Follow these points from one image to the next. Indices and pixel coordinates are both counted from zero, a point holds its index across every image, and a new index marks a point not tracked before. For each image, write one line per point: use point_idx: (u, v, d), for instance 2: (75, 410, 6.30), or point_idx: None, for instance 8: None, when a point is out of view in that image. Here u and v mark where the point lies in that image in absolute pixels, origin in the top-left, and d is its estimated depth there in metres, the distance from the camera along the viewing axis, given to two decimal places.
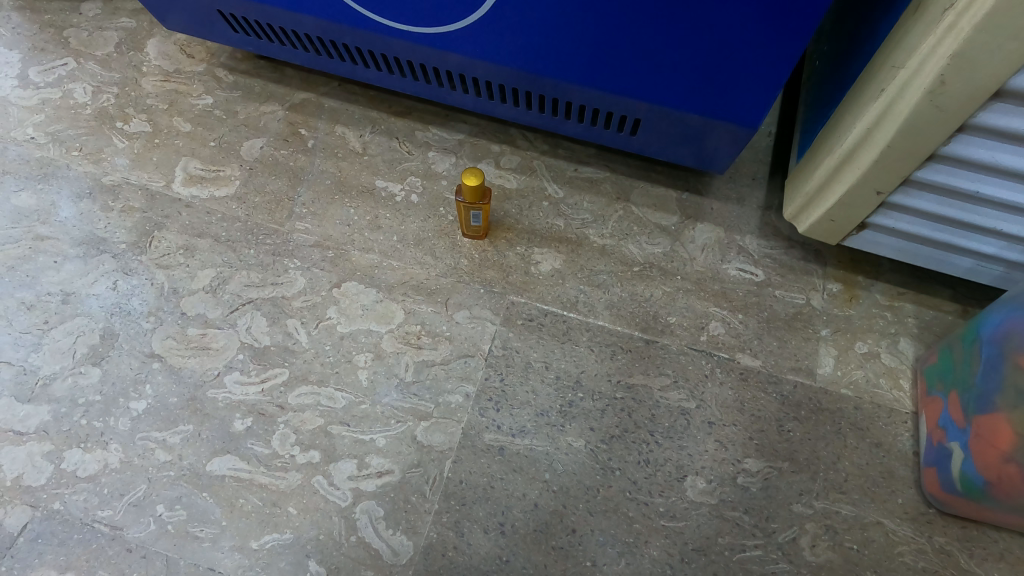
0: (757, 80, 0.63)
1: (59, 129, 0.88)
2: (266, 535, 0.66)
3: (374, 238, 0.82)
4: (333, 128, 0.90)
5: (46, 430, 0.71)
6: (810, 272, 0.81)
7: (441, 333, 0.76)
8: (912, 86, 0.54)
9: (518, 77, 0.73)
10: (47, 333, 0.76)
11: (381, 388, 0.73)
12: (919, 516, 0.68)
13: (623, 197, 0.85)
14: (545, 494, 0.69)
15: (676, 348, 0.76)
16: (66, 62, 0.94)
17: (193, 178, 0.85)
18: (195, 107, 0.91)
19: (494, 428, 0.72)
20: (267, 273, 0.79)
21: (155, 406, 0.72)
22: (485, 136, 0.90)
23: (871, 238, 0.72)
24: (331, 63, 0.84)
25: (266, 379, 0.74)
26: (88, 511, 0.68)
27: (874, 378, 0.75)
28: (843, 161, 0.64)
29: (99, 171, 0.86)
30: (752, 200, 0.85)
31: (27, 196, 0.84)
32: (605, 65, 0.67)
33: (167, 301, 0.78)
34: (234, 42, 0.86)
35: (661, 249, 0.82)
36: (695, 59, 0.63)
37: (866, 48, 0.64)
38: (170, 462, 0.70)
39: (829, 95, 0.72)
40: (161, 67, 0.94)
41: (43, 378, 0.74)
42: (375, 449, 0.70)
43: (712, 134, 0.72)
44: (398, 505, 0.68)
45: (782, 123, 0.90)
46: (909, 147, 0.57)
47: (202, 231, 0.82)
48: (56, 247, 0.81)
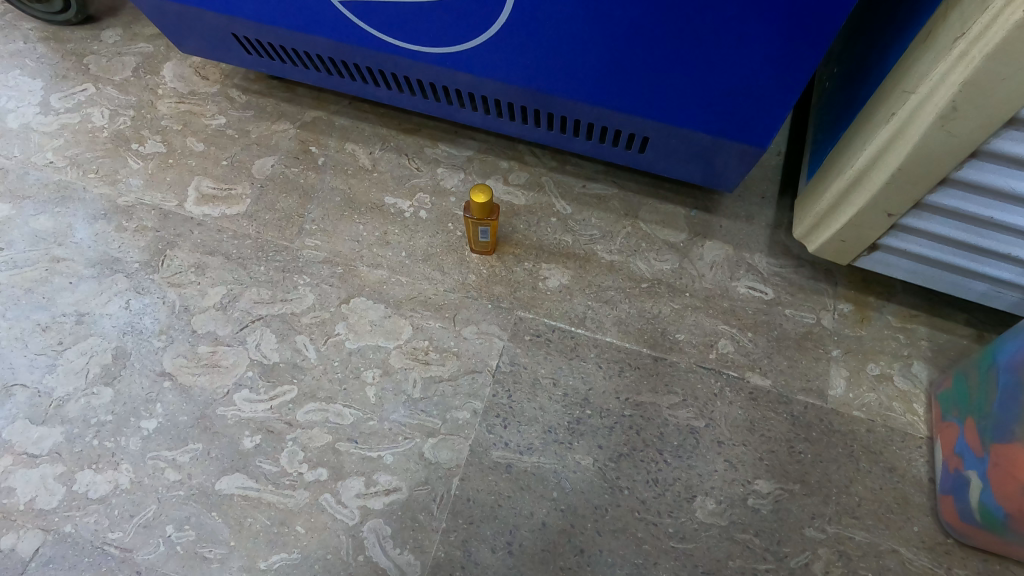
0: (767, 100, 0.63)
1: (77, 152, 0.90)
2: (274, 554, 0.66)
3: (383, 253, 0.82)
4: (343, 146, 0.90)
5: (59, 452, 0.72)
6: (821, 291, 0.80)
7: (449, 349, 0.76)
8: (924, 111, 0.54)
9: (527, 98, 0.74)
10: (61, 354, 0.77)
11: (388, 404, 0.73)
12: (936, 545, 0.67)
13: (631, 213, 0.85)
14: (553, 513, 0.68)
15: (685, 366, 0.76)
16: (85, 87, 0.95)
17: (205, 198, 0.86)
18: (208, 128, 0.92)
19: (502, 445, 0.71)
20: (277, 290, 0.80)
21: (165, 425, 0.73)
22: (494, 153, 0.90)
23: (882, 259, 0.71)
24: (342, 82, 0.85)
25: (275, 396, 0.74)
26: (99, 533, 0.68)
27: (887, 401, 0.74)
28: (854, 182, 0.64)
29: (115, 193, 0.87)
30: (762, 219, 0.85)
31: (44, 218, 0.85)
32: (614, 87, 0.67)
33: (178, 319, 0.79)
34: (247, 64, 0.88)
35: (669, 267, 0.82)
36: (705, 81, 0.63)
37: (876, 71, 0.64)
38: (180, 482, 0.70)
39: (838, 117, 0.72)
40: (177, 89, 0.96)
41: (57, 400, 0.74)
42: (382, 466, 0.70)
43: (721, 153, 0.72)
44: (406, 523, 0.68)
45: (791, 142, 0.90)
46: (920, 170, 0.57)
47: (213, 249, 0.83)
48: (72, 268, 0.82)
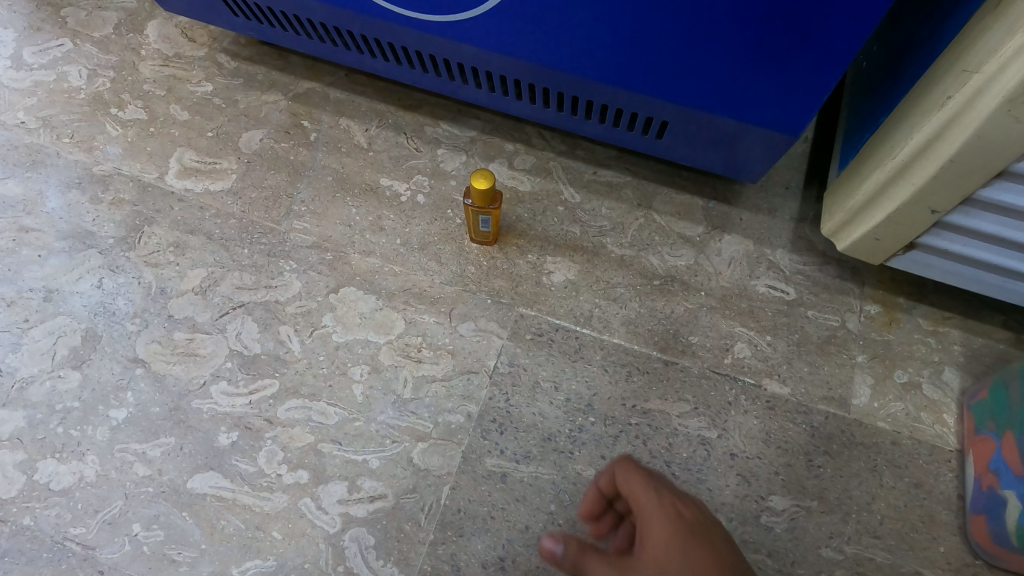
0: (798, 83, 0.57)
1: (51, 113, 0.84)
2: (248, 561, 0.62)
3: (376, 240, 0.76)
4: (338, 121, 0.84)
5: (20, 437, 0.67)
6: (847, 291, 0.74)
7: (443, 347, 0.71)
8: (988, 94, 0.47)
9: (535, 73, 0.67)
10: (26, 333, 0.72)
11: (376, 405, 0.68)
12: (963, 567, 0.62)
13: (645, 204, 0.79)
14: (549, 528, 0.63)
15: (697, 371, 0.70)
16: (62, 43, 0.89)
17: (188, 171, 0.80)
18: (194, 95, 0.86)
19: (496, 453, 0.66)
20: (261, 275, 0.74)
21: (136, 416, 0.68)
22: (499, 134, 0.84)
23: (918, 260, 0.66)
24: (337, 51, 0.79)
25: (254, 390, 0.69)
26: (60, 527, 0.64)
27: (914, 411, 0.68)
28: (896, 174, 0.58)
29: (90, 160, 0.81)
30: (785, 211, 0.79)
31: (13, 183, 0.79)
32: (633, 64, 0.61)
33: (154, 302, 0.73)
34: (236, 26, 0.81)
35: (684, 262, 0.76)
36: (735, 58, 0.56)
37: (927, 51, 0.57)
38: (149, 478, 0.66)
39: (878, 103, 0.66)
40: (161, 50, 0.89)
41: (20, 382, 0.70)
42: (367, 471, 0.65)
43: (745, 140, 0.66)
44: (390, 534, 0.63)
45: (820, 129, 0.83)
46: (978, 161, 0.51)
47: (194, 228, 0.77)
48: (41, 240, 0.76)
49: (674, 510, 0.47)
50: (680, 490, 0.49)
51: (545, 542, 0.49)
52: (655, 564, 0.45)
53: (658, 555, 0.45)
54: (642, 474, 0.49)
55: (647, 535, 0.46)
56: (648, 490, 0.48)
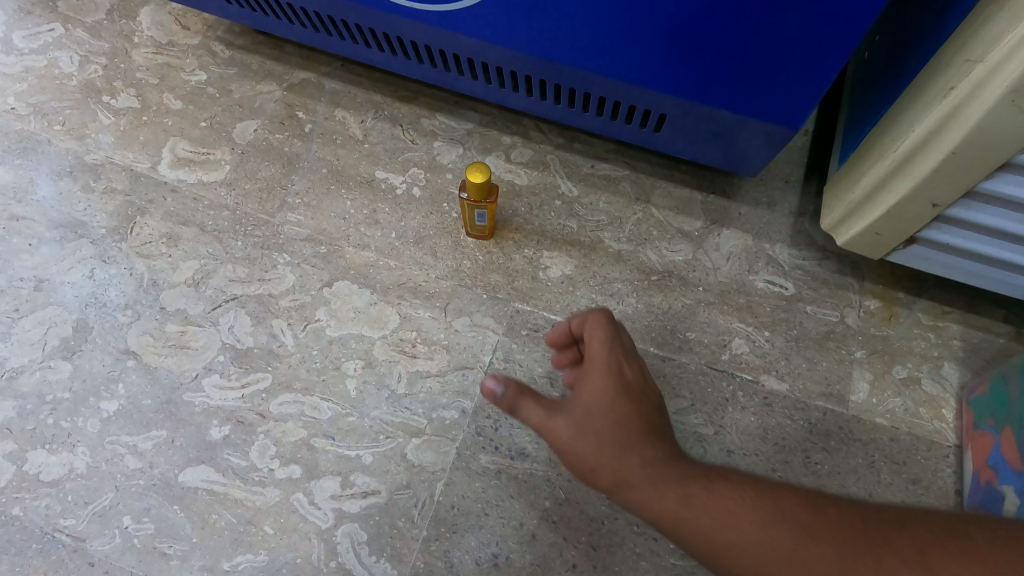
0: (799, 75, 0.56)
1: (42, 100, 0.83)
2: (239, 555, 0.62)
3: (371, 233, 0.75)
4: (333, 112, 0.83)
5: (10, 427, 0.67)
6: (846, 286, 0.74)
7: (438, 342, 0.70)
8: (991, 84, 0.47)
9: (532, 64, 0.66)
10: (16, 322, 0.71)
11: (370, 400, 0.67)
12: None
13: (643, 198, 0.78)
14: (544, 525, 0.63)
15: (694, 367, 0.70)
16: (53, 28, 0.87)
17: (181, 160, 0.79)
18: (187, 84, 0.84)
19: (491, 449, 0.66)
20: (255, 268, 0.74)
21: (127, 408, 0.67)
22: (497, 126, 0.83)
23: (919, 254, 0.65)
24: (333, 40, 0.77)
25: (247, 384, 0.68)
26: (50, 518, 0.64)
27: (912, 407, 0.68)
28: (897, 168, 0.57)
29: (82, 149, 0.80)
30: (785, 206, 0.78)
31: (3, 170, 0.78)
32: (632, 56, 0.60)
33: (146, 293, 0.73)
34: (230, 14, 0.80)
35: (682, 257, 0.75)
36: (735, 49, 0.55)
37: (929, 42, 0.57)
38: (140, 470, 0.65)
39: (879, 95, 0.65)
40: (154, 37, 0.88)
41: (10, 371, 0.69)
42: (360, 466, 0.65)
43: (745, 134, 0.65)
44: (383, 529, 0.63)
45: (821, 121, 0.82)
46: (981, 153, 0.50)
47: (187, 219, 0.76)
48: (32, 229, 0.75)
49: (619, 365, 0.49)
50: (635, 351, 0.51)
51: (485, 380, 0.49)
52: (586, 398, 0.48)
53: (593, 393, 0.48)
54: (603, 325, 0.51)
55: (586, 372, 0.49)
56: (603, 338, 0.50)
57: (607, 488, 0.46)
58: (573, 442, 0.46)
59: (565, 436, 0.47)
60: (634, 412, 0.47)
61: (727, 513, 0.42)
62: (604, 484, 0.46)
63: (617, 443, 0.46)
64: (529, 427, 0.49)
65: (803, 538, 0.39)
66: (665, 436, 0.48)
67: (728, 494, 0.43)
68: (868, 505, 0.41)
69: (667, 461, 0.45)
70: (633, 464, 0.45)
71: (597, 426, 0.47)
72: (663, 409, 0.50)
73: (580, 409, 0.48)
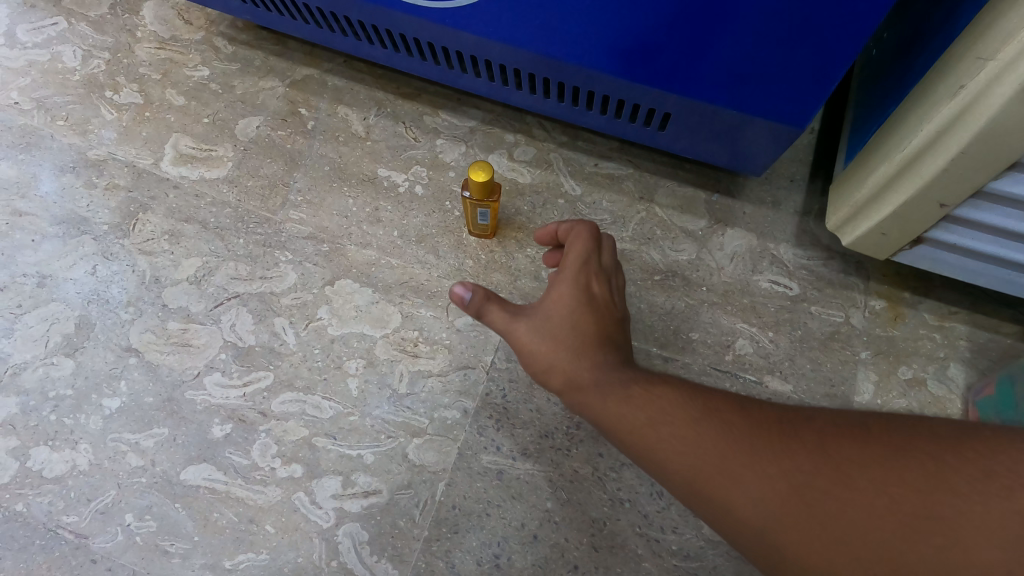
0: (807, 74, 0.55)
1: (45, 94, 0.82)
2: (241, 554, 0.62)
3: (373, 232, 0.75)
4: (336, 109, 0.82)
5: (13, 423, 0.67)
6: (851, 287, 0.73)
7: (440, 341, 0.70)
8: (1002, 82, 0.46)
9: (536, 62, 0.66)
10: (20, 319, 0.71)
11: (371, 399, 0.67)
12: None
13: (647, 197, 0.78)
14: (545, 526, 0.63)
15: (697, 368, 0.70)
16: (56, 22, 0.87)
17: (183, 157, 0.79)
18: (190, 79, 0.84)
19: (493, 450, 0.65)
20: (257, 266, 0.73)
21: (129, 405, 0.67)
22: (500, 124, 0.82)
23: (926, 254, 0.65)
24: (335, 37, 0.77)
25: (248, 382, 0.68)
26: (52, 515, 0.64)
27: (917, 408, 0.67)
28: (904, 167, 0.57)
29: (85, 144, 0.80)
30: (790, 205, 0.77)
31: (7, 165, 0.78)
32: (636, 54, 0.59)
33: (148, 291, 0.72)
34: (233, 10, 0.79)
35: (685, 257, 0.75)
36: (742, 47, 0.55)
37: (938, 39, 0.56)
38: (142, 468, 0.65)
39: (887, 93, 0.64)
40: (157, 32, 0.87)
41: (13, 367, 0.69)
42: (362, 466, 0.65)
43: (750, 132, 0.65)
44: (384, 529, 0.63)
45: (827, 119, 0.81)
46: (991, 152, 0.50)
47: (189, 216, 0.76)
48: (34, 225, 0.75)
49: (585, 280, 0.54)
50: (604, 270, 0.56)
51: (455, 286, 0.53)
52: (550, 304, 0.53)
53: (556, 303, 0.53)
54: (579, 247, 0.55)
55: (553, 285, 0.54)
56: (574, 257, 0.55)
57: (558, 388, 0.52)
58: (531, 343, 0.52)
59: (525, 337, 0.52)
60: (590, 321, 0.52)
61: (657, 409, 0.46)
62: (556, 383, 0.51)
63: (570, 346, 0.51)
64: (495, 332, 0.55)
65: (726, 431, 0.43)
66: (621, 349, 0.52)
67: (664, 395, 0.47)
68: (784, 406, 0.45)
69: (614, 366, 0.50)
70: (583, 367, 0.50)
71: (554, 329, 0.51)
72: (624, 325, 0.55)
73: (542, 315, 0.52)
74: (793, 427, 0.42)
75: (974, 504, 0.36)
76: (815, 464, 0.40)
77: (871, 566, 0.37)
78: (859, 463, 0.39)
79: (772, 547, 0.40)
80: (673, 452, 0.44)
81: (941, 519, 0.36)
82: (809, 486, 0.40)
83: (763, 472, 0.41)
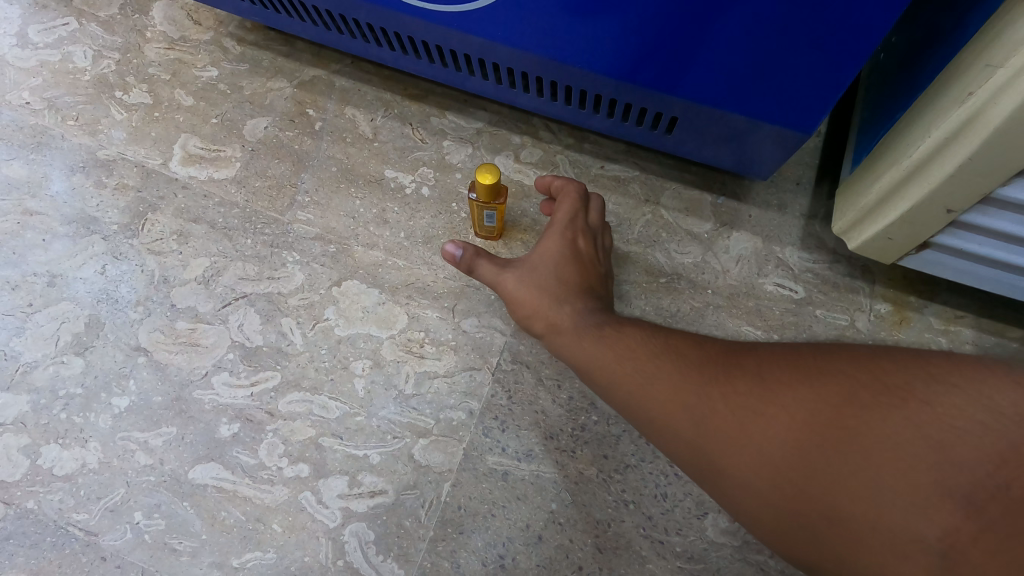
0: (814, 80, 0.55)
1: (56, 94, 0.83)
2: (248, 553, 0.63)
3: (380, 233, 0.75)
4: (343, 110, 0.83)
5: (24, 421, 0.68)
6: (857, 290, 0.73)
7: (446, 342, 0.70)
8: (1011, 90, 0.46)
9: (543, 65, 0.66)
10: (30, 317, 0.72)
11: (377, 400, 0.68)
12: None
13: (653, 199, 0.78)
14: (550, 527, 0.63)
15: None
16: (67, 22, 0.87)
17: (192, 157, 0.79)
18: (199, 80, 0.84)
19: (498, 451, 0.66)
20: (265, 266, 0.74)
21: (138, 404, 0.68)
22: (506, 126, 0.82)
23: (932, 259, 0.65)
24: (343, 39, 0.77)
25: (256, 382, 0.69)
26: (62, 512, 0.64)
27: None
28: (911, 173, 0.57)
29: (95, 144, 0.80)
30: (796, 208, 0.77)
31: (18, 165, 0.79)
32: (643, 58, 0.59)
33: (157, 290, 0.73)
34: (242, 11, 0.80)
35: (691, 260, 0.75)
36: (748, 53, 0.55)
37: (948, 45, 0.56)
38: (151, 467, 0.66)
39: (895, 97, 0.64)
40: (167, 32, 0.87)
41: (24, 365, 0.70)
42: (368, 466, 0.65)
43: (756, 137, 0.65)
44: (390, 529, 0.63)
45: (835, 122, 0.81)
46: (998, 159, 0.50)
47: (197, 217, 0.76)
48: (45, 224, 0.76)
49: (571, 236, 0.66)
50: (588, 231, 0.67)
51: (448, 246, 0.65)
52: (539, 259, 0.64)
53: (544, 258, 0.64)
54: (567, 207, 0.68)
55: (544, 242, 0.66)
56: (563, 215, 0.67)
57: (542, 333, 0.62)
58: (518, 291, 0.63)
59: (513, 286, 0.63)
60: (573, 270, 0.64)
61: (622, 346, 0.54)
62: (539, 326, 0.61)
63: (553, 288, 0.62)
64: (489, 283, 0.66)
65: (677, 360, 0.50)
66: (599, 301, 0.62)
67: (631, 334, 0.55)
68: (735, 344, 0.51)
69: (590, 306, 0.60)
70: (562, 312, 0.60)
71: (540, 279, 0.63)
72: (605, 278, 0.66)
73: (530, 267, 0.64)
74: (736, 357, 0.49)
75: (875, 408, 0.40)
76: (747, 383, 0.46)
77: (774, 459, 0.42)
78: (784, 383, 0.44)
79: (701, 455, 0.46)
80: (633, 383, 0.51)
81: (844, 426, 0.40)
82: (737, 398, 0.45)
83: (700, 392, 0.47)
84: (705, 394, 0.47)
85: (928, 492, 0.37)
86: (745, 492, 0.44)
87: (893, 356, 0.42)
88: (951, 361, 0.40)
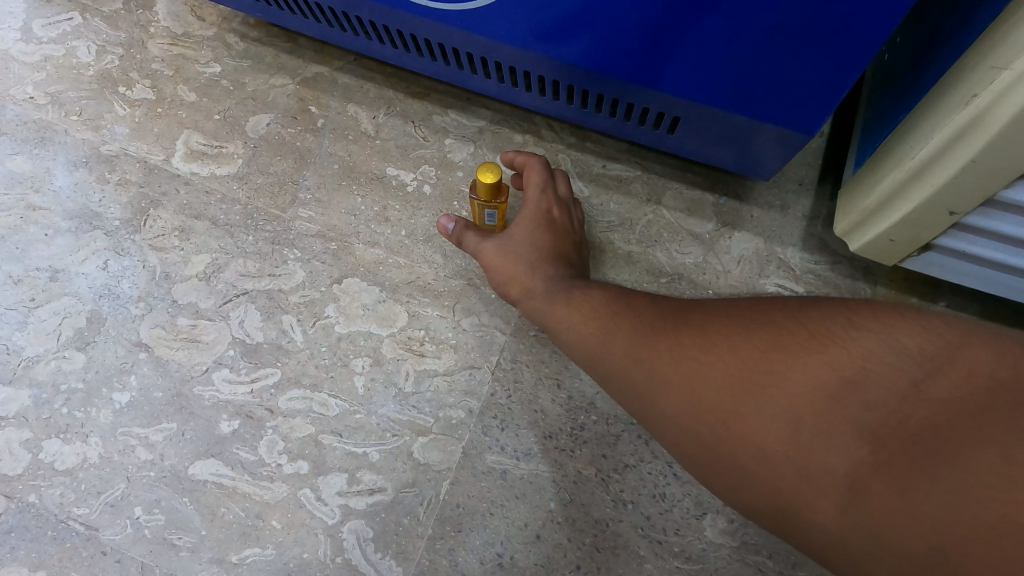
0: (817, 82, 0.55)
1: (60, 89, 0.83)
2: (247, 548, 0.63)
3: (381, 231, 0.75)
4: (346, 107, 0.83)
5: (25, 415, 0.68)
6: (857, 292, 0.73)
7: (446, 340, 0.70)
8: (1016, 91, 0.46)
9: (546, 64, 0.66)
10: (32, 312, 0.72)
11: (377, 397, 0.68)
12: None
13: (655, 199, 0.78)
14: (548, 525, 0.64)
15: None
16: (71, 16, 0.87)
17: (194, 154, 0.80)
18: (202, 75, 0.84)
19: (497, 450, 0.66)
20: (266, 263, 0.74)
21: (138, 400, 0.68)
22: (509, 124, 0.82)
23: (934, 260, 0.64)
24: (347, 36, 0.77)
25: (256, 379, 0.69)
26: (63, 506, 0.65)
27: None
28: (914, 174, 0.57)
29: (98, 139, 0.80)
30: (798, 209, 0.77)
31: (21, 159, 0.79)
32: (646, 57, 0.59)
33: (158, 286, 0.73)
34: (246, 7, 0.79)
35: (691, 260, 0.75)
36: (751, 54, 0.55)
37: (953, 46, 0.55)
38: (151, 462, 0.66)
39: (899, 98, 0.64)
40: (170, 28, 0.87)
41: (26, 359, 0.70)
42: (367, 464, 0.65)
43: (758, 138, 0.65)
44: (389, 527, 0.64)
45: (839, 122, 0.81)
46: (1003, 161, 0.49)
47: (199, 213, 0.76)
48: (47, 219, 0.76)
49: (546, 206, 0.68)
50: (564, 202, 0.69)
51: (439, 220, 0.69)
52: (516, 230, 0.67)
53: (520, 228, 0.67)
54: (539, 179, 0.69)
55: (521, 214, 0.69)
56: (537, 187, 0.69)
57: (518, 300, 0.63)
58: (494, 258, 0.65)
59: (490, 255, 0.65)
60: (547, 237, 0.66)
61: (587, 309, 0.56)
62: (514, 293, 0.63)
63: (527, 256, 0.64)
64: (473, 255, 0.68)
65: (633, 318, 0.52)
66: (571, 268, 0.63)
67: (596, 297, 0.57)
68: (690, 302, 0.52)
69: (560, 272, 0.62)
70: (534, 278, 0.62)
71: (515, 248, 0.65)
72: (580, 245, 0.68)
73: (507, 237, 0.66)
74: (688, 311, 0.49)
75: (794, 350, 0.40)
76: (688, 335, 0.47)
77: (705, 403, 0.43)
78: (721, 334, 0.45)
79: (650, 407, 0.47)
80: (593, 342, 0.53)
81: (767, 370, 0.41)
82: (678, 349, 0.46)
83: (649, 347, 0.48)
84: (653, 346, 0.48)
85: (838, 428, 0.38)
86: (680, 435, 0.45)
87: (822, 305, 0.42)
88: (875, 307, 0.39)
